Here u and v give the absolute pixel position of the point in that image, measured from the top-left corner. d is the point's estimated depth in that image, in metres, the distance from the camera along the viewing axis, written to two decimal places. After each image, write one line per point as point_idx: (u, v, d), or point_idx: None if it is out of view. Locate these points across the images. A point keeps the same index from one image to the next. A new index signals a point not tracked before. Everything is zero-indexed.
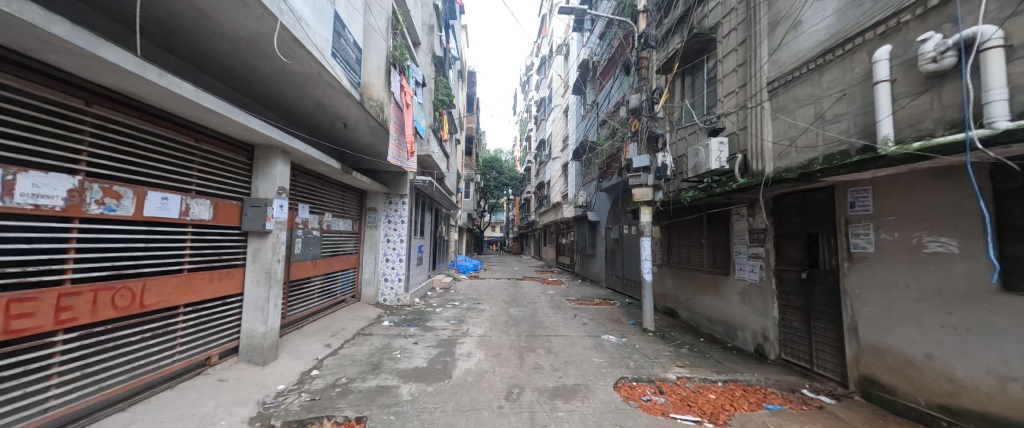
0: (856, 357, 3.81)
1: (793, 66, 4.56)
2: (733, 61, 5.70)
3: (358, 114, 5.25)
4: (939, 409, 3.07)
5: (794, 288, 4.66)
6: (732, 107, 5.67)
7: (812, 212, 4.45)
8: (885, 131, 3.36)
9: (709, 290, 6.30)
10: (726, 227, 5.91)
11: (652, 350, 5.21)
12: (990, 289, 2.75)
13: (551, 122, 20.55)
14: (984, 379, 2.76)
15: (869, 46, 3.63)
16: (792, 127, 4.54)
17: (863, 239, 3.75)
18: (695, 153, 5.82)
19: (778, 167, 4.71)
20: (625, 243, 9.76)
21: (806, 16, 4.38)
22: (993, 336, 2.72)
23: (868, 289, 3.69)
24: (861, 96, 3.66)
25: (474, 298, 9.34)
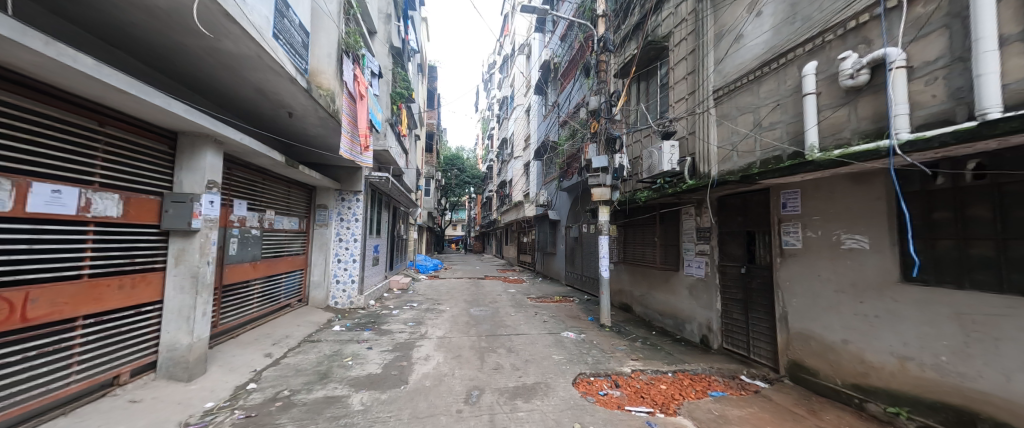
0: (786, 344, 4.22)
1: (735, 76, 4.93)
2: (683, 69, 6.04)
3: (305, 103, 4.85)
4: (852, 387, 3.48)
5: (734, 282, 5.05)
6: (682, 112, 6.01)
7: (750, 213, 4.85)
8: (812, 138, 3.73)
9: (660, 285, 6.65)
10: (676, 226, 6.27)
11: (609, 345, 5.38)
12: (893, 280, 3.17)
13: (513, 121, 20.64)
14: (888, 359, 3.16)
15: (799, 62, 4.02)
16: (735, 133, 4.91)
17: (794, 237, 4.15)
18: (649, 156, 6.10)
19: (722, 169, 5.07)
20: (584, 242, 10.02)
21: (747, 31, 4.75)
22: (895, 321, 3.13)
23: (797, 282, 4.09)
24: (792, 106, 4.04)
25: (433, 298, 9.06)
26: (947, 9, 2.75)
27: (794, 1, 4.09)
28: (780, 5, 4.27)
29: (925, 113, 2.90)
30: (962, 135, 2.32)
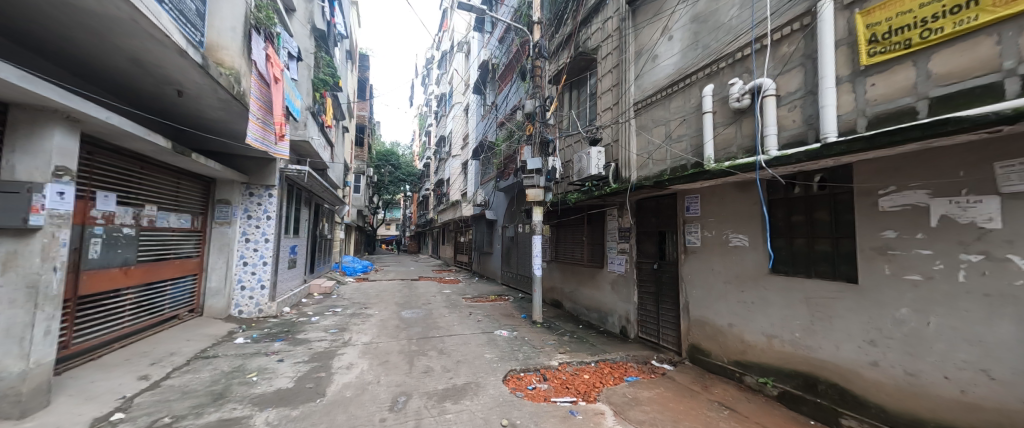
0: (687, 330, 4.81)
1: (651, 92, 5.48)
2: (609, 81, 6.52)
3: (199, 81, 4.17)
4: (735, 363, 4.12)
5: (648, 276, 5.61)
6: (608, 121, 6.49)
7: (662, 214, 5.42)
8: (709, 151, 4.33)
9: (587, 282, 7.10)
10: (601, 226, 6.73)
11: (539, 340, 5.59)
12: (765, 272, 3.83)
13: (452, 119, 20.30)
14: (761, 338, 3.82)
15: (700, 84, 4.63)
16: (650, 143, 5.46)
17: (694, 236, 4.74)
18: (579, 160, 6.48)
19: (640, 175, 5.59)
20: (520, 241, 10.24)
21: (661, 51, 5.31)
22: (765, 306, 3.79)
23: (696, 275, 4.70)
24: (695, 122, 4.63)
25: (360, 303, 8.48)
26: (803, 52, 3.44)
27: (698, 31, 4.69)
28: (686, 33, 4.86)
29: (787, 134, 3.57)
30: (820, 152, 2.85)
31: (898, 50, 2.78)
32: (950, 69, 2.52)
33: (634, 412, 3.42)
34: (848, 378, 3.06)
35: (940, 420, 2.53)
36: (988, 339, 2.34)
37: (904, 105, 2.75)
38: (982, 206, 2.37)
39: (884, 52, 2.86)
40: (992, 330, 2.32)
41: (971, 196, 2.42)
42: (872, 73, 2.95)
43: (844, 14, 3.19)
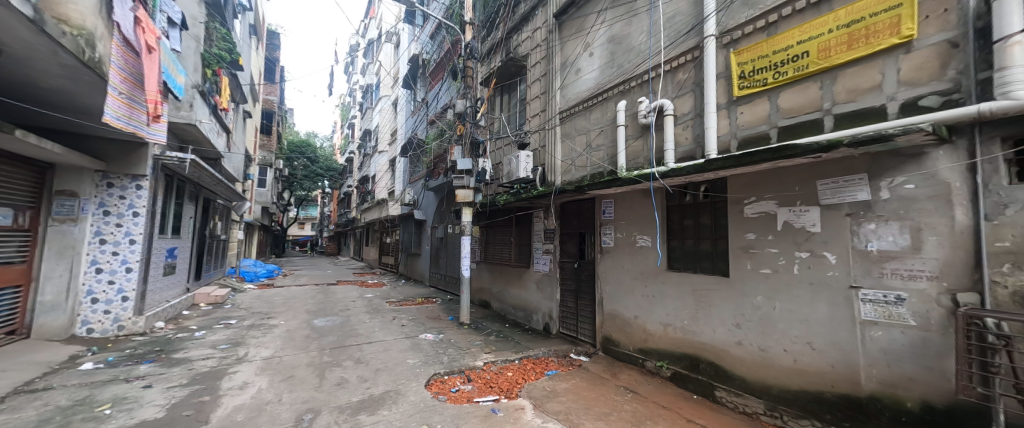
0: (601, 323, 5.26)
1: (573, 103, 5.88)
2: (538, 88, 6.81)
3: (31, 40, 3.25)
4: (638, 351, 4.64)
5: (569, 275, 5.99)
6: (535, 127, 6.76)
7: (582, 217, 5.83)
8: (622, 160, 4.80)
9: (514, 281, 7.30)
10: (528, 228, 6.98)
11: (465, 342, 5.57)
12: (664, 268, 4.38)
13: (378, 113, 19.15)
14: (659, 327, 4.36)
15: (615, 99, 5.11)
16: (572, 150, 5.85)
17: (609, 237, 5.21)
18: (509, 162, 6.63)
19: (564, 180, 5.96)
20: (449, 242, 10.09)
21: (583, 66, 5.72)
22: (663, 298, 4.34)
23: (609, 273, 5.16)
24: (611, 133, 5.10)
25: (262, 312, 7.46)
26: (694, 80, 4.05)
27: (614, 51, 5.17)
28: (604, 51, 5.32)
29: (682, 149, 4.15)
30: (703, 167, 3.35)
31: (758, 87, 3.49)
32: (791, 105, 3.26)
33: (552, 404, 3.61)
34: (721, 356, 3.68)
35: (780, 384, 3.20)
36: (810, 317, 3.03)
37: (761, 132, 3.46)
38: (810, 214, 3.07)
39: (749, 86, 3.56)
40: (815, 311, 3.01)
41: (803, 206, 3.12)
42: (741, 103, 3.64)
43: (723, 52, 3.83)
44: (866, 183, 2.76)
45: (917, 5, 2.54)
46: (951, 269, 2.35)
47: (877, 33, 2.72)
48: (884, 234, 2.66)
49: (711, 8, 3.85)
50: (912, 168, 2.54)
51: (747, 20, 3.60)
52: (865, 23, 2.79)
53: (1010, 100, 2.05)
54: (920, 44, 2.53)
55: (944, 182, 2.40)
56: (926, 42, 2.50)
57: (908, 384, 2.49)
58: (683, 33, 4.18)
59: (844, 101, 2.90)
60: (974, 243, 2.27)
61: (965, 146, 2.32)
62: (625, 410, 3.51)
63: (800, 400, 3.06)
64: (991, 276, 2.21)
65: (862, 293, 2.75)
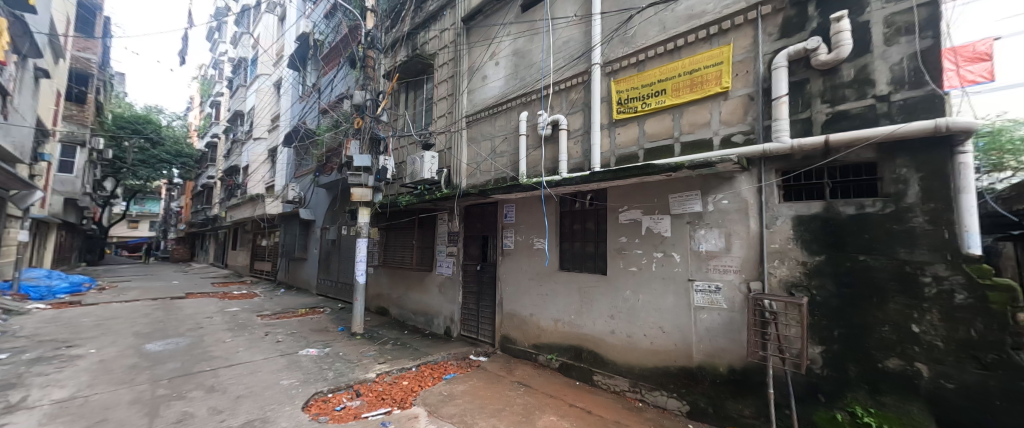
0: (500, 323, 5.46)
1: (479, 108, 6.00)
2: (444, 89, 6.73)
3: None
4: (532, 346, 4.96)
5: (472, 277, 6.05)
6: (441, 128, 6.67)
7: (485, 220, 5.98)
8: (524, 168, 5.10)
9: (415, 285, 7.03)
10: (432, 230, 6.81)
11: (356, 354, 5.11)
12: (556, 268, 4.80)
13: (255, 93, 16.25)
14: (550, 322, 4.75)
15: (518, 110, 5.40)
16: (478, 155, 5.97)
17: (509, 240, 5.45)
18: (412, 162, 6.37)
19: (469, 183, 6.03)
20: (342, 245, 9.15)
21: (489, 73, 5.90)
22: (555, 296, 4.74)
23: (509, 274, 5.40)
24: (514, 142, 5.37)
25: (59, 340, 5.52)
26: (584, 101, 4.58)
27: (517, 64, 5.47)
28: (509, 63, 5.59)
29: (574, 161, 4.64)
30: (588, 178, 3.80)
31: (630, 113, 4.13)
32: (653, 131, 3.95)
33: (447, 408, 3.59)
34: (599, 344, 4.21)
35: (640, 363, 3.82)
36: (662, 306, 3.71)
37: (633, 152, 4.10)
38: (664, 221, 3.77)
39: (624, 112, 4.18)
40: (666, 301, 3.69)
41: (659, 214, 3.82)
42: (619, 125, 4.26)
43: (606, 79, 4.42)
44: (700, 198, 3.53)
45: (730, 64, 3.41)
46: (747, 264, 3.19)
47: (708, 82, 3.53)
48: (710, 238, 3.44)
49: (598, 40, 4.41)
50: (727, 188, 3.36)
51: (623, 55, 4.22)
52: (701, 72, 3.59)
53: (779, 142, 2.95)
54: (732, 94, 3.39)
55: (744, 199, 3.24)
56: (735, 93, 3.37)
57: (722, 353, 3.27)
58: (576, 58, 4.69)
59: (687, 132, 3.68)
60: (760, 245, 3.12)
61: (756, 173, 3.19)
62: (517, 403, 3.72)
63: (654, 375, 3.71)
64: (768, 268, 3.07)
65: (695, 284, 3.49)
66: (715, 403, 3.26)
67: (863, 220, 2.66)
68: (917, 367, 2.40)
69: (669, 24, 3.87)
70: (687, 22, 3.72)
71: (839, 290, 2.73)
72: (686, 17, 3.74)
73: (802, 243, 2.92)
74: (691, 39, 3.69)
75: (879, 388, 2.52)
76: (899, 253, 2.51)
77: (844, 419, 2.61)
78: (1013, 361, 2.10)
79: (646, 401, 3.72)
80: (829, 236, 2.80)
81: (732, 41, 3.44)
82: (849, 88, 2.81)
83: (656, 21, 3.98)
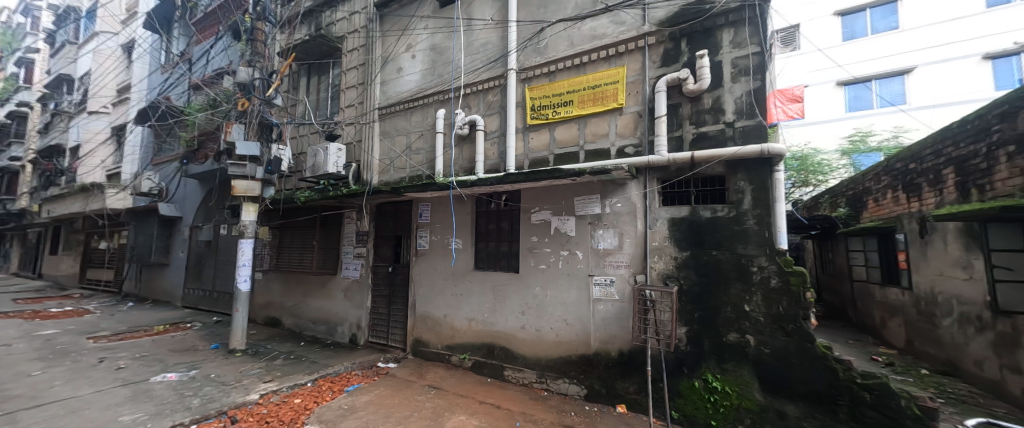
0: (412, 326, 5.25)
1: (393, 101, 5.69)
2: (354, 77, 6.22)
3: None
4: (446, 348, 4.88)
5: (382, 279, 5.70)
6: (350, 119, 6.13)
7: (398, 219, 5.69)
8: (440, 166, 5.01)
9: (316, 291, 6.32)
10: (337, 229, 6.22)
11: (234, 374, 4.35)
12: (471, 268, 4.81)
13: (92, 54, 12.66)
14: (464, 322, 4.74)
15: (435, 106, 5.27)
16: (391, 150, 5.67)
17: (424, 240, 5.28)
18: (314, 154, 5.70)
19: (381, 180, 5.69)
20: (221, 247, 7.74)
21: (404, 66, 5.64)
22: (469, 296, 4.75)
23: (423, 275, 5.23)
24: (430, 139, 5.24)
25: None
26: (500, 104, 4.70)
27: (434, 59, 5.35)
28: (426, 57, 5.43)
29: (490, 162, 4.72)
30: (502, 179, 3.89)
31: (542, 119, 4.38)
32: (562, 138, 4.26)
33: (347, 422, 3.30)
34: (510, 340, 4.36)
35: (547, 355, 4.08)
36: (566, 300, 4.01)
37: (544, 156, 4.35)
38: (569, 222, 4.09)
39: (537, 118, 4.42)
40: (569, 295, 4.00)
41: (565, 215, 4.12)
42: (531, 130, 4.48)
43: (521, 85, 4.60)
44: (598, 201, 3.92)
45: (625, 83, 3.88)
46: (634, 259, 3.66)
47: (607, 97, 3.96)
48: (606, 237, 3.84)
49: (514, 46, 4.57)
50: (620, 193, 3.80)
51: (536, 64, 4.45)
52: (601, 88, 4.00)
53: (659, 155, 3.46)
54: (625, 110, 3.86)
55: (633, 203, 3.71)
56: (628, 109, 3.84)
57: (613, 340, 3.68)
58: (493, 61, 4.78)
59: (590, 141, 4.06)
60: (644, 243, 3.61)
61: (642, 181, 3.68)
62: (425, 408, 3.62)
63: (558, 365, 3.99)
64: (649, 263, 3.57)
65: (594, 279, 3.86)
66: (607, 384, 3.66)
67: (716, 222, 3.28)
68: (747, 338, 3.05)
69: (577, 41, 4.22)
70: (591, 42, 4.10)
71: (699, 279, 3.32)
72: (591, 37, 4.13)
73: (675, 241, 3.46)
74: (593, 57, 4.08)
75: (723, 357, 3.13)
76: (738, 248, 3.16)
77: (700, 385, 3.18)
78: (803, 328, 2.82)
79: (551, 389, 3.98)
80: (693, 235, 3.38)
81: (626, 64, 3.91)
82: (708, 114, 3.43)
83: (565, 36, 4.30)
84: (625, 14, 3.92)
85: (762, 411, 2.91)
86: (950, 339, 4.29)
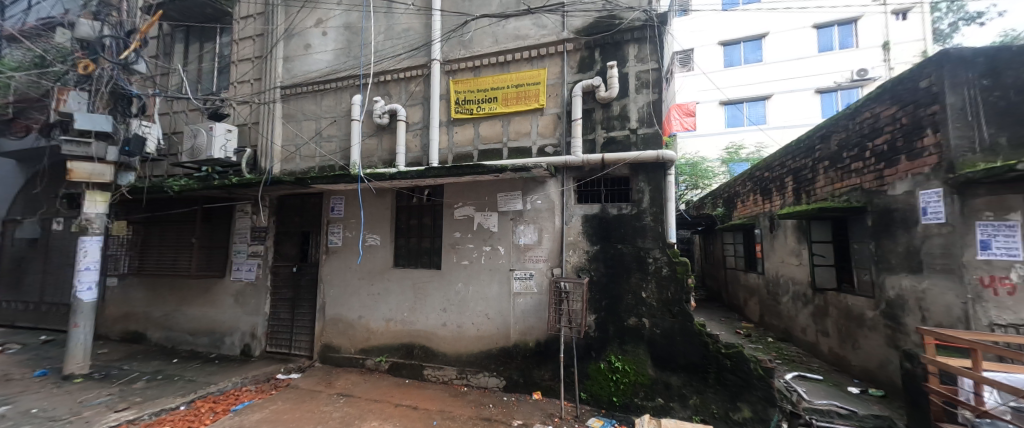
0: (321, 331, 4.77)
1: (300, 81, 5.07)
2: (249, 48, 5.39)
3: None
4: (360, 352, 4.56)
5: (284, 281, 5.07)
6: (245, 97, 5.30)
7: (305, 213, 5.11)
8: (356, 157, 4.62)
9: (196, 298, 5.36)
10: (225, 225, 5.35)
11: (70, 406, 3.45)
12: (389, 266, 4.56)
13: None
14: (381, 323, 4.48)
15: (350, 91, 4.84)
16: (297, 136, 5.05)
17: (336, 236, 4.83)
18: (193, 135, 4.80)
19: (283, 169, 5.04)
20: (54, 247, 6.07)
21: (314, 43, 5.06)
22: (387, 295, 4.50)
23: (334, 275, 4.78)
24: (344, 126, 4.81)
25: None
26: (423, 95, 4.52)
27: (349, 39, 4.90)
28: (339, 36, 4.95)
29: (412, 155, 4.51)
30: (424, 173, 3.67)
31: (467, 114, 4.33)
32: (487, 134, 4.26)
33: None
34: (430, 338, 4.25)
35: (467, 350, 4.07)
36: (488, 295, 4.05)
37: (468, 151, 4.31)
38: (491, 218, 4.13)
39: (461, 112, 4.34)
40: (490, 290, 4.05)
41: (488, 211, 4.15)
42: (456, 125, 4.39)
43: (445, 77, 4.47)
44: (519, 198, 4.02)
45: (545, 86, 4.04)
46: (551, 254, 3.85)
47: (529, 97, 4.08)
48: (527, 233, 3.97)
49: (437, 36, 4.42)
50: (539, 190, 3.95)
51: (461, 57, 4.38)
52: (524, 87, 4.10)
53: (575, 155, 3.70)
54: (546, 111, 4.03)
55: (551, 200, 3.89)
56: (548, 111, 4.02)
57: (530, 331, 3.84)
58: (416, 49, 4.56)
59: (513, 139, 4.14)
60: (560, 238, 3.83)
61: (560, 179, 3.87)
62: (332, 418, 3.33)
63: (478, 359, 4.02)
64: (565, 257, 3.79)
65: (514, 273, 3.97)
66: (524, 373, 3.80)
67: (621, 218, 3.62)
68: (644, 321, 3.44)
69: (501, 39, 4.25)
70: (514, 41, 4.18)
71: (606, 271, 3.63)
72: (514, 36, 4.20)
73: (587, 236, 3.73)
74: (516, 56, 4.16)
75: (624, 340, 3.49)
76: (638, 242, 3.55)
77: (605, 367, 3.49)
78: (685, 309, 3.30)
79: (471, 384, 3.99)
80: (603, 230, 3.68)
81: (546, 66, 4.07)
82: (616, 120, 3.76)
83: (490, 32, 4.30)
84: (546, 18, 4.07)
85: (653, 383, 3.32)
86: (787, 313, 5.45)
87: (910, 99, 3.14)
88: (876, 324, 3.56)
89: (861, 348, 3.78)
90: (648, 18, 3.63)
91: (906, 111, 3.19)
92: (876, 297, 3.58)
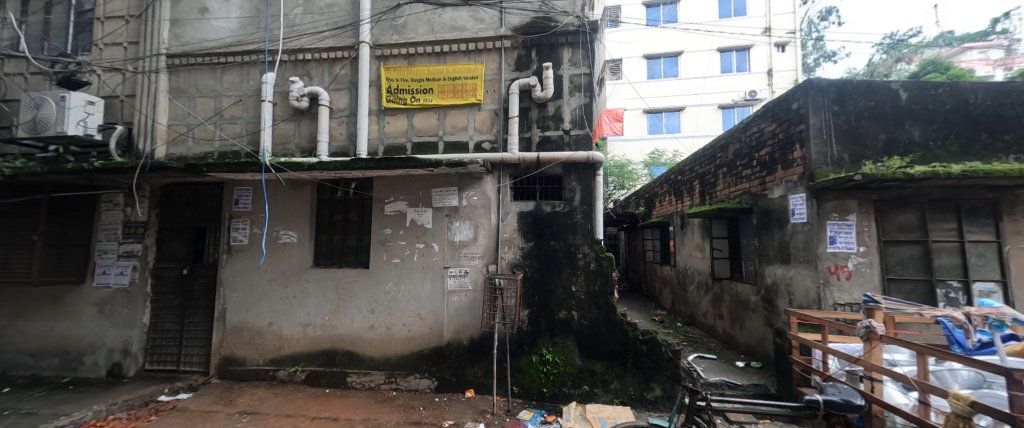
0: (220, 342, 4.13)
1: (194, 50, 4.30)
2: (122, 4, 4.41)
3: None
4: (270, 362, 4.04)
5: (170, 286, 4.27)
6: (115, 63, 4.34)
7: (200, 206, 4.37)
8: (267, 143, 4.07)
9: (41, 310, 4.26)
10: (87, 219, 4.33)
11: None
12: (308, 265, 4.11)
13: None
14: (297, 329, 4.03)
15: (259, 67, 4.24)
16: (189, 114, 4.28)
17: (242, 232, 4.22)
18: (34, 105, 3.77)
19: (170, 153, 4.24)
20: None
21: (213, 7, 4.33)
22: (305, 297, 4.06)
23: (238, 277, 4.17)
24: (253, 107, 4.20)
25: None
26: (350, 79, 4.14)
27: (259, 8, 4.29)
28: (246, 3, 4.30)
29: (336, 144, 4.12)
30: (350, 164, 3.33)
31: (400, 103, 4.07)
32: (422, 127, 4.06)
33: None
34: (355, 342, 3.95)
35: (397, 353, 3.87)
36: (420, 294, 3.89)
37: (401, 143, 4.07)
38: (425, 214, 3.96)
39: (393, 101, 4.08)
40: (422, 288, 3.89)
41: (422, 207, 3.97)
42: (387, 115, 4.11)
43: (375, 62, 4.16)
44: (455, 194, 3.91)
45: (482, 81, 3.99)
46: (486, 250, 3.84)
47: (466, 91, 3.98)
48: (462, 229, 3.89)
49: (366, 16, 4.08)
50: (475, 187, 3.90)
51: (393, 43, 4.11)
52: (460, 81, 4.00)
53: (511, 152, 3.72)
54: (483, 106, 3.98)
55: (488, 196, 3.87)
56: (486, 106, 3.98)
57: (463, 329, 3.79)
58: (341, 28, 4.16)
59: (449, 133, 4.01)
60: (495, 234, 3.83)
61: (496, 176, 3.86)
62: None
63: (409, 361, 3.84)
64: (499, 253, 3.80)
65: (449, 271, 3.86)
66: (457, 372, 3.74)
67: (554, 215, 3.75)
68: (573, 314, 3.61)
69: (437, 28, 4.08)
70: (451, 32, 4.05)
71: (538, 266, 3.72)
72: (451, 26, 4.06)
73: (522, 233, 3.78)
74: (453, 48, 4.04)
75: (554, 332, 3.62)
76: (569, 239, 3.70)
77: (536, 359, 3.58)
78: (609, 301, 3.56)
79: (400, 387, 3.79)
80: (537, 227, 3.76)
81: (484, 61, 4.02)
82: (551, 120, 3.87)
83: (425, 20, 4.11)
84: (484, 13, 4.01)
85: (580, 372, 3.51)
86: (692, 300, 6.21)
87: (785, 118, 3.76)
88: (757, 306, 4.21)
89: (746, 327, 4.46)
90: (581, 24, 3.79)
91: (782, 127, 3.82)
92: (758, 284, 4.24)
